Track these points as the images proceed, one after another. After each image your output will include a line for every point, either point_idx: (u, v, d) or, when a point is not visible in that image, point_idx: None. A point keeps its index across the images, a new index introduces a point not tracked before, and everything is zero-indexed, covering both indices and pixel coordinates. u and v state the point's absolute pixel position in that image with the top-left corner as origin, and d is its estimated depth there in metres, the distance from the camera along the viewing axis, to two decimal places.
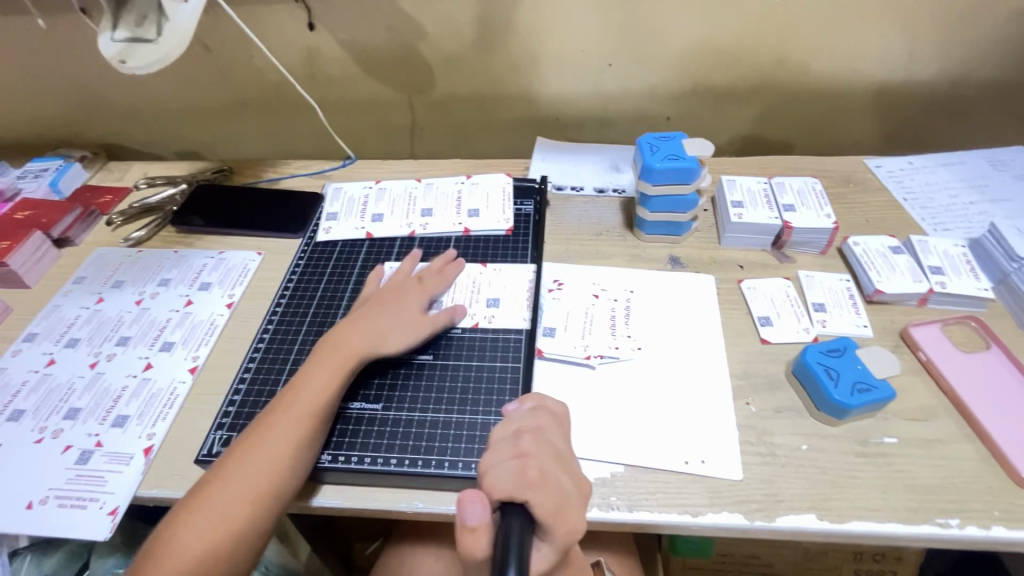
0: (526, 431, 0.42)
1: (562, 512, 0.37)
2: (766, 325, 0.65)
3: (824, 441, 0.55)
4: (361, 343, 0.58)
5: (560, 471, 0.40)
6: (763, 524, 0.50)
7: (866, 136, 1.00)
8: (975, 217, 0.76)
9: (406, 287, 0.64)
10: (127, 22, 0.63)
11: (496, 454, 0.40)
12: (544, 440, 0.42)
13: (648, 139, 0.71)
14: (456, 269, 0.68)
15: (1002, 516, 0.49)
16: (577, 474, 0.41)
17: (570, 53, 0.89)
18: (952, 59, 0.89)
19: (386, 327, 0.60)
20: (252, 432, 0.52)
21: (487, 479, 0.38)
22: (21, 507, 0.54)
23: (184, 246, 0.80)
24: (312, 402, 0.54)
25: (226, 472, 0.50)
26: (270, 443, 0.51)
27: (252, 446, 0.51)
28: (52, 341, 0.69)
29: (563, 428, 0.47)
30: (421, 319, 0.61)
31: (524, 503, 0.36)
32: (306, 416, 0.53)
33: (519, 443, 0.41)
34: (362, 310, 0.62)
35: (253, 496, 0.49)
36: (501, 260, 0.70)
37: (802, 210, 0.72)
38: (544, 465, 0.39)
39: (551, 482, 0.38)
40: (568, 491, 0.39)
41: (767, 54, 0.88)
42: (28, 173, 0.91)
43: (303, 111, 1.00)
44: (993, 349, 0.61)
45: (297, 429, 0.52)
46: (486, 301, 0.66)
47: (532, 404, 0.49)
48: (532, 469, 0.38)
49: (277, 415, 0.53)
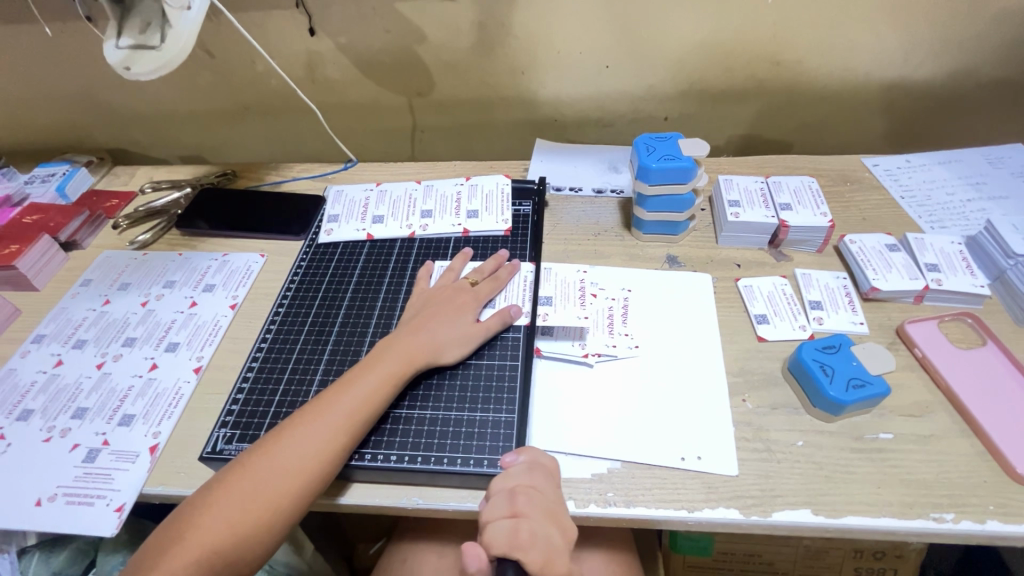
0: (520, 490, 0.48)
1: (551, 563, 0.44)
2: (763, 323, 0.65)
3: (820, 437, 0.55)
4: (421, 349, 0.59)
5: (550, 526, 0.46)
6: (759, 519, 0.50)
7: (864, 135, 1.01)
8: (972, 214, 0.76)
9: (461, 293, 0.66)
10: (131, 29, 0.64)
11: (494, 509, 0.47)
12: (535, 496, 0.48)
13: (645, 139, 0.72)
14: (510, 274, 0.69)
15: (997, 510, 0.50)
16: (566, 525, 0.47)
17: (567, 55, 0.89)
18: (949, 58, 0.89)
19: (438, 336, 0.61)
20: (287, 429, 0.53)
21: (486, 536, 0.45)
22: (30, 504, 0.56)
23: (188, 249, 0.82)
24: (357, 406, 0.54)
25: (252, 466, 0.50)
26: (301, 443, 0.51)
27: (284, 443, 0.51)
28: (60, 342, 0.70)
29: (557, 483, 0.51)
30: (477, 327, 0.62)
31: (515, 560, 0.43)
32: (345, 420, 0.53)
33: (515, 501, 0.47)
34: (418, 316, 0.63)
35: (277, 492, 0.49)
36: (502, 258, 0.71)
37: (799, 209, 0.73)
38: (536, 524, 0.46)
39: (540, 540, 0.45)
40: (556, 543, 0.45)
41: (764, 54, 0.89)
42: (36, 178, 0.93)
43: (305, 115, 1.02)
44: (990, 345, 0.61)
45: (336, 432, 0.52)
46: (488, 299, 0.66)
47: (527, 460, 0.51)
48: (524, 530, 0.45)
49: (318, 415, 0.53)
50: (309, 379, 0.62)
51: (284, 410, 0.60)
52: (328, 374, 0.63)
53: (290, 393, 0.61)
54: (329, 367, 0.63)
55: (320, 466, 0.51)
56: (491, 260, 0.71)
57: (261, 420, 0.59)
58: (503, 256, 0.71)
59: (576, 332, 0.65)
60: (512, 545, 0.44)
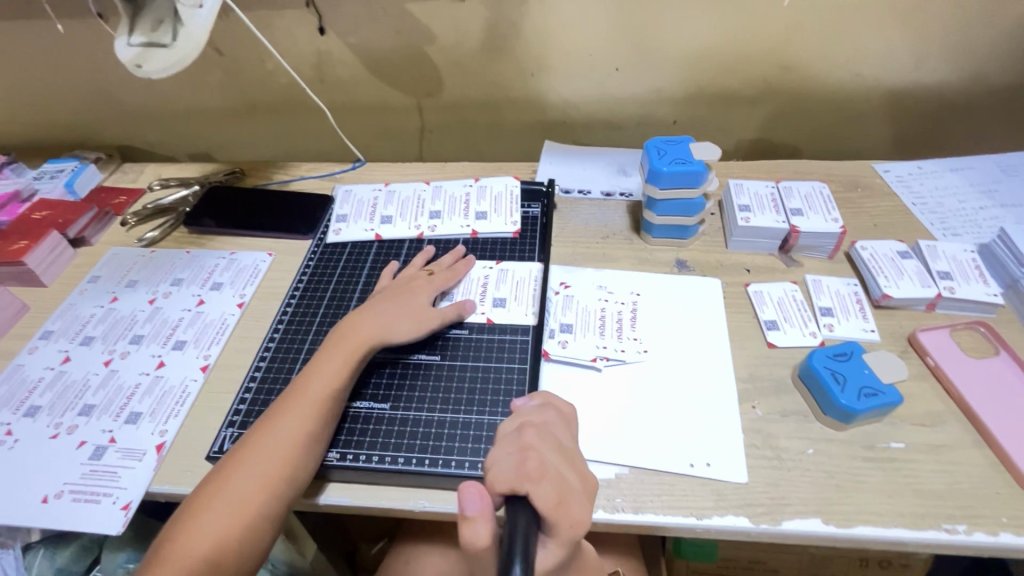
0: (528, 427, 0.43)
1: (566, 504, 0.36)
2: (772, 330, 0.65)
3: (831, 446, 0.55)
4: (373, 330, 0.60)
5: (566, 468, 0.40)
6: (768, 527, 0.50)
7: (874, 141, 1.00)
8: (985, 222, 0.76)
9: (464, 292, 0.66)
10: (144, 26, 0.64)
11: (500, 450, 0.41)
12: (546, 434, 0.43)
13: (656, 142, 0.71)
14: (467, 267, 0.70)
15: (1010, 522, 0.49)
16: (582, 470, 0.41)
17: (577, 57, 0.89)
18: (962, 64, 0.88)
19: (391, 318, 0.61)
20: (291, 428, 0.53)
21: (489, 473, 0.38)
22: (36, 501, 0.55)
23: (196, 247, 0.82)
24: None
25: (231, 468, 0.51)
26: (304, 442, 0.51)
27: (288, 443, 0.52)
28: (67, 339, 0.70)
29: (570, 426, 0.47)
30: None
31: (525, 495, 0.36)
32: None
33: (522, 438, 0.41)
34: (421, 313, 0.63)
35: (280, 492, 0.50)
36: (461, 252, 0.72)
37: (810, 214, 0.72)
38: (547, 460, 0.39)
39: (553, 474, 0.38)
40: (572, 485, 0.38)
41: (775, 58, 0.89)
42: (44, 174, 0.93)
43: (313, 114, 1.02)
44: (1002, 354, 0.60)
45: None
46: (444, 288, 0.67)
47: (539, 402, 0.49)
48: (532, 460, 0.38)
49: (321, 413, 0.53)
50: None
51: None
52: None
53: None
54: None
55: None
56: (495, 260, 0.71)
57: None
58: (509, 256, 0.71)
59: (586, 335, 0.65)
60: (520, 478, 0.37)
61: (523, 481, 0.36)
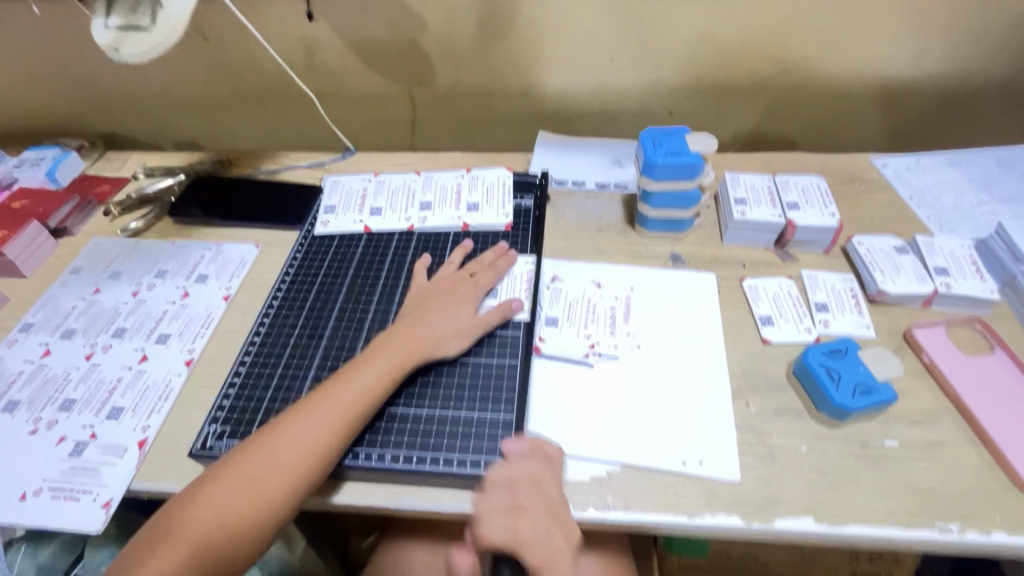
0: (522, 484, 0.48)
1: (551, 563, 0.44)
2: (767, 325, 0.64)
3: (824, 443, 0.54)
4: (421, 342, 0.58)
5: (554, 526, 0.46)
6: (760, 526, 0.49)
7: (873, 134, 0.99)
8: (982, 217, 0.75)
9: (459, 284, 0.64)
10: (121, 8, 0.62)
11: (493, 503, 0.47)
12: (539, 491, 0.48)
13: (652, 134, 0.70)
14: (509, 265, 0.68)
15: (1004, 522, 0.49)
16: (568, 524, 0.47)
17: (572, 46, 0.87)
18: (963, 57, 0.87)
19: (439, 329, 0.59)
20: (276, 428, 0.51)
21: (485, 528, 0.45)
22: (14, 499, 0.54)
23: (181, 238, 0.80)
24: (354, 400, 0.53)
25: (246, 461, 0.49)
26: (292, 443, 0.50)
27: (275, 443, 0.50)
28: (48, 331, 0.68)
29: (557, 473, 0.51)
30: (476, 320, 0.61)
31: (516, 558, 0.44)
32: (339, 414, 0.52)
33: (515, 496, 0.47)
34: (418, 307, 0.62)
35: (273, 488, 0.48)
36: (503, 249, 0.70)
37: (807, 208, 0.71)
38: (537, 519, 0.46)
39: (542, 534, 0.45)
40: (559, 546, 0.45)
41: (773, 49, 0.87)
42: (25, 162, 0.90)
43: (303, 102, 0.99)
44: (998, 352, 0.60)
45: (332, 429, 0.51)
46: (487, 289, 0.65)
47: (529, 445, 0.51)
48: (524, 524, 0.45)
49: (311, 410, 0.52)
50: (303, 373, 0.61)
51: (276, 406, 0.58)
52: (322, 369, 0.61)
53: (283, 389, 0.60)
54: (323, 362, 0.62)
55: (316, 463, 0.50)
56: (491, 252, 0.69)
57: (252, 416, 0.58)
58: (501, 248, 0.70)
59: (580, 327, 0.64)
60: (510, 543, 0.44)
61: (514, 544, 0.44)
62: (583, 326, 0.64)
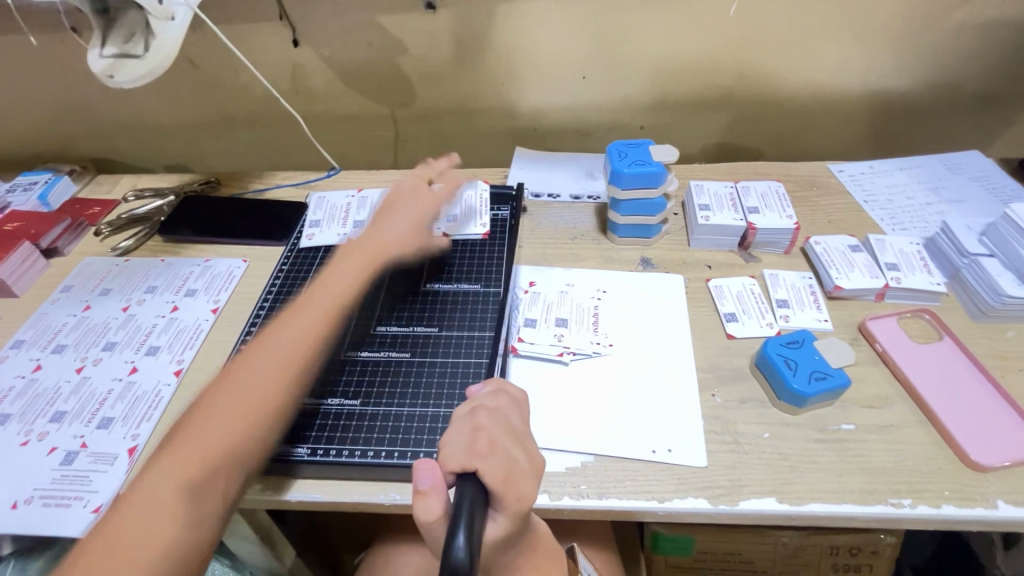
0: (482, 409, 0.43)
1: (514, 480, 0.37)
2: (732, 322, 0.67)
3: (785, 429, 0.57)
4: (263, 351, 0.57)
5: (517, 447, 0.41)
6: (725, 508, 0.52)
7: (832, 143, 1.04)
8: (931, 216, 0.80)
9: (419, 191, 0.76)
10: (115, 38, 0.65)
11: (452, 432, 0.41)
12: (499, 417, 0.43)
13: (618, 146, 0.75)
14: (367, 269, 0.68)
15: (952, 495, 0.52)
16: (533, 450, 0.42)
17: (545, 66, 0.92)
18: (908, 69, 0.93)
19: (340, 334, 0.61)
20: (210, 399, 0.53)
21: (442, 455, 0.39)
22: (6, 508, 0.55)
23: (171, 255, 0.83)
24: (289, 351, 0.57)
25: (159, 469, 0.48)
26: (236, 397, 0.52)
27: (213, 409, 0.52)
28: (39, 347, 0.70)
29: (524, 414, 0.47)
30: (431, 208, 0.75)
31: (475, 471, 0.36)
32: (283, 368, 0.56)
33: (475, 419, 0.42)
34: (380, 224, 0.72)
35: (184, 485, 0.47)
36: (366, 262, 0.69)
37: (766, 212, 0.76)
38: (499, 438, 0.40)
39: (502, 451, 0.39)
40: (520, 463, 0.39)
41: (733, 66, 0.93)
42: (17, 187, 0.93)
43: (289, 124, 1.03)
44: (946, 340, 0.64)
45: (271, 388, 0.54)
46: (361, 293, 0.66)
47: (492, 389, 0.48)
48: (483, 439, 0.39)
49: (243, 371, 0.55)
50: None
51: None
52: None
53: None
54: None
55: (267, 415, 0.53)
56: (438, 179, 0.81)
57: None
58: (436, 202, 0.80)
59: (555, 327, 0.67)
60: (471, 457, 0.37)
61: (472, 459, 0.37)
62: (558, 326, 0.67)
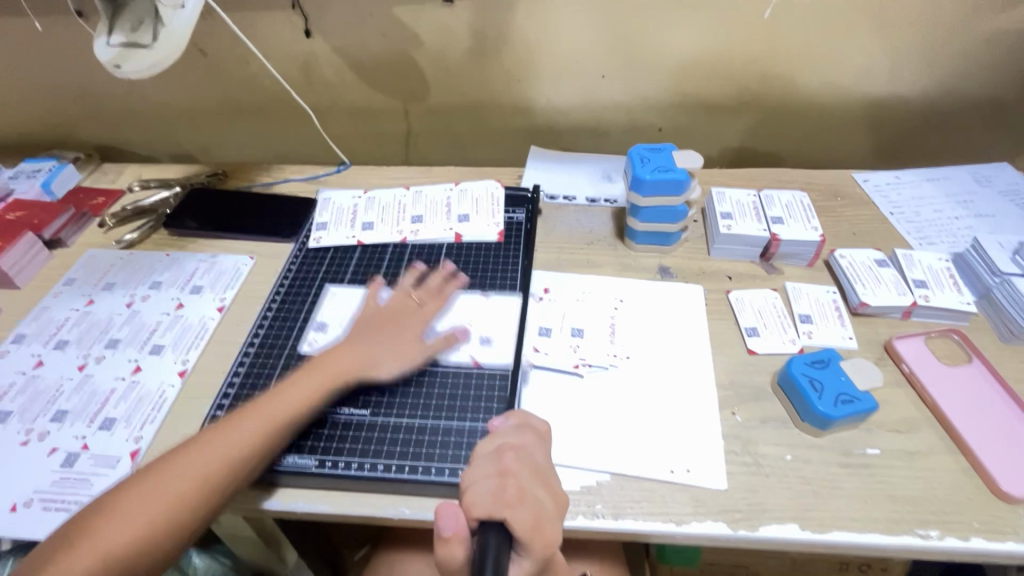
0: (507, 451, 0.45)
1: (541, 526, 0.39)
2: (753, 336, 0.65)
3: (808, 452, 0.55)
4: (350, 364, 0.59)
5: (540, 489, 0.43)
6: (746, 533, 0.50)
7: (855, 149, 1.02)
8: (960, 231, 0.77)
9: (403, 314, 0.64)
10: (123, 26, 0.63)
11: (477, 473, 0.43)
12: (524, 458, 0.45)
13: (640, 150, 0.72)
14: (452, 289, 0.68)
15: (981, 528, 0.50)
16: (556, 492, 0.44)
17: (564, 64, 0.90)
18: (939, 76, 0.90)
19: (376, 352, 0.60)
20: (106, 502, 0.48)
21: (467, 498, 0.40)
22: (4, 510, 0.54)
23: (176, 249, 0.81)
24: (209, 470, 0.50)
25: (167, 470, 0.50)
26: (130, 513, 0.47)
27: (101, 524, 0.47)
28: (41, 342, 0.69)
29: (547, 447, 0.49)
30: (418, 347, 0.61)
31: (502, 520, 0.38)
32: (191, 486, 0.49)
33: (501, 461, 0.43)
34: (355, 333, 0.62)
35: (183, 498, 0.49)
36: (449, 272, 0.70)
37: (790, 222, 0.73)
38: (524, 482, 0.42)
39: (529, 498, 0.40)
40: (546, 508, 0.41)
41: (758, 68, 0.90)
42: (21, 173, 0.91)
43: (299, 116, 1.01)
44: (975, 362, 0.62)
45: (177, 503, 0.48)
46: (434, 317, 0.65)
47: (517, 423, 0.51)
48: (511, 486, 0.41)
49: (163, 472, 0.50)
50: (297, 383, 0.62)
51: None
52: None
53: None
54: None
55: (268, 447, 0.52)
56: (434, 275, 0.69)
57: None
58: (448, 271, 0.70)
59: (570, 334, 0.66)
60: (497, 504, 0.39)
61: (500, 507, 0.38)
62: (573, 334, 0.66)
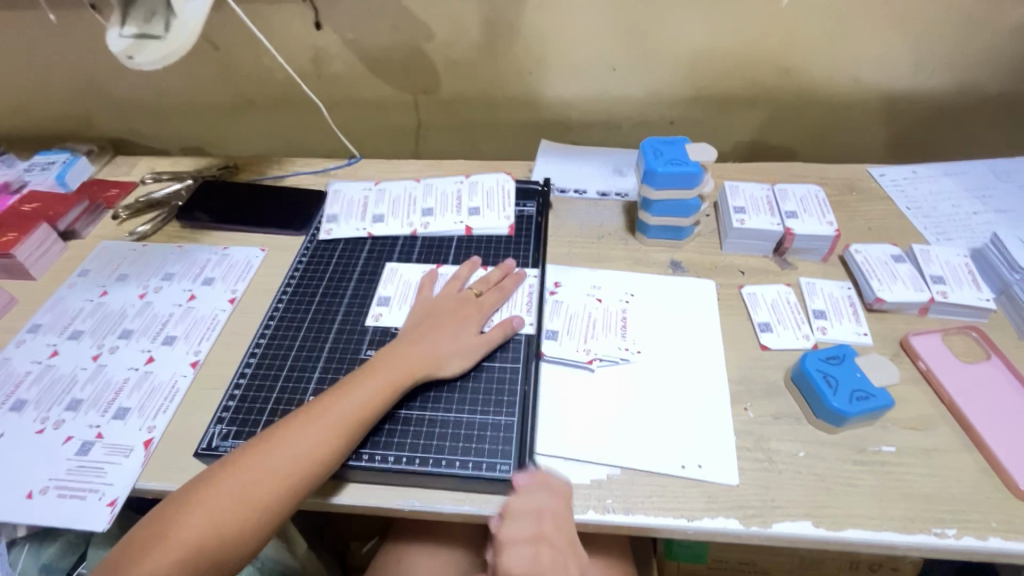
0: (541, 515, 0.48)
1: None
2: (766, 332, 0.65)
3: (822, 448, 0.55)
4: (421, 359, 0.58)
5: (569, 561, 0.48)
6: (758, 530, 0.50)
7: (870, 143, 1.00)
8: (978, 227, 0.76)
9: (464, 305, 0.64)
10: (136, 18, 0.64)
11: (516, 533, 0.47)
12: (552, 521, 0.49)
13: (653, 143, 0.71)
14: (515, 284, 0.67)
15: (999, 527, 0.49)
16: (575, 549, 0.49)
17: (575, 56, 0.89)
18: (959, 69, 0.89)
19: (445, 349, 0.59)
20: (189, 496, 0.48)
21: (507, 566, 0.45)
22: (21, 497, 0.55)
23: (188, 242, 0.81)
24: (288, 469, 0.49)
25: (242, 468, 0.49)
26: (237, 486, 0.48)
27: (185, 519, 0.47)
28: (56, 333, 0.69)
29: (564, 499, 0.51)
30: (479, 340, 0.61)
31: None
32: (278, 479, 0.49)
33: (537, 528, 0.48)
34: (419, 326, 0.62)
35: (265, 496, 0.49)
36: (508, 267, 0.69)
37: (804, 217, 0.72)
38: (557, 552, 0.47)
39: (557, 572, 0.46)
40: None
41: (772, 61, 0.89)
42: (35, 166, 0.92)
43: (310, 109, 1.01)
44: (993, 359, 0.61)
45: (261, 501, 0.48)
46: (492, 310, 0.65)
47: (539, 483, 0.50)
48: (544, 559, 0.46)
49: (242, 470, 0.49)
50: (308, 375, 0.62)
51: (281, 407, 0.59)
52: (326, 372, 0.62)
53: (288, 391, 0.61)
54: (327, 366, 0.63)
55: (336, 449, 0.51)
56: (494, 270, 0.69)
57: (258, 417, 0.59)
58: (507, 266, 0.69)
59: (582, 336, 0.64)
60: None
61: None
62: (584, 338, 0.64)
